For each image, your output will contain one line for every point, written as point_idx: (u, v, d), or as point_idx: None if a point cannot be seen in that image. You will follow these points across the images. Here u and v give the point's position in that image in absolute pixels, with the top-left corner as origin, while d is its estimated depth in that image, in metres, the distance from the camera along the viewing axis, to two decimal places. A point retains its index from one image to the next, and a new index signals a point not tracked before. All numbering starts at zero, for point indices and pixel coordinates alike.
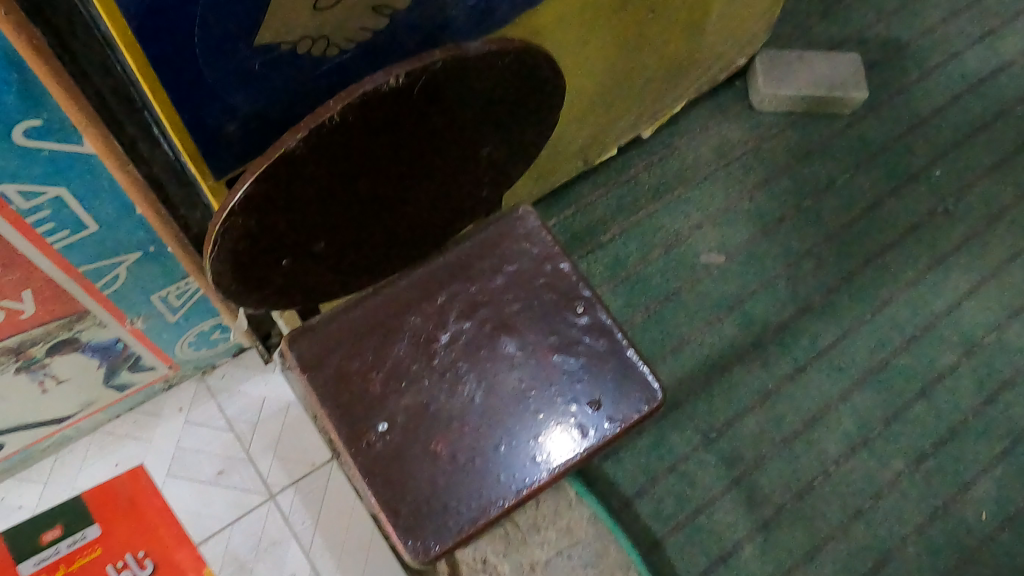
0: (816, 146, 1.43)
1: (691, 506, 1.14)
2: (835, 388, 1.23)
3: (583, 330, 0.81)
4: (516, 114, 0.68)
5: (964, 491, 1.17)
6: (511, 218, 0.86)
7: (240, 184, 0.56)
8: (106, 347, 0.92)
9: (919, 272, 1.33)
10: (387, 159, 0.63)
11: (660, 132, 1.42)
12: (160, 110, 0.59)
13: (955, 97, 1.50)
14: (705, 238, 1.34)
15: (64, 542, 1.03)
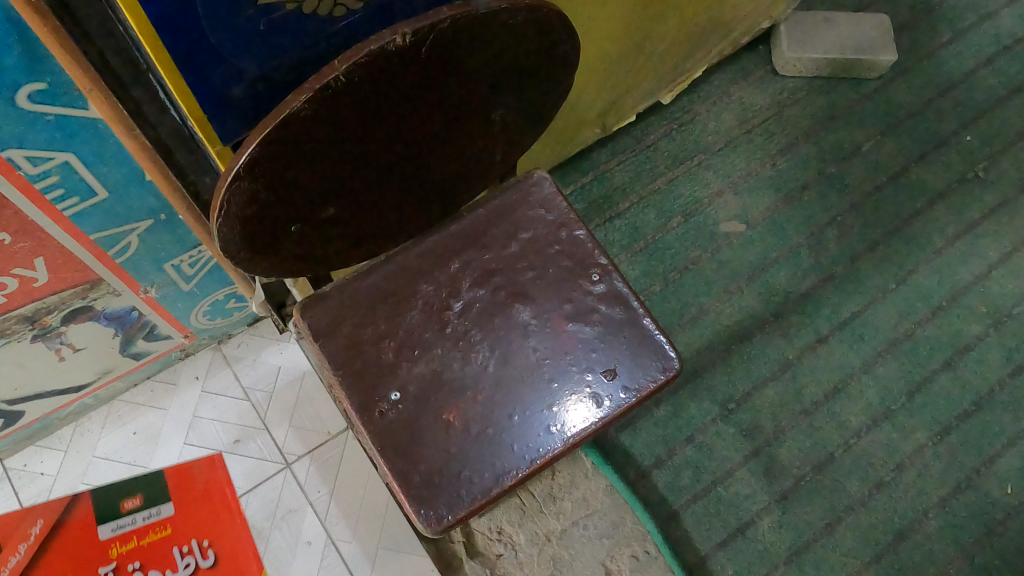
0: (841, 111, 1.39)
1: (708, 478, 1.13)
2: (858, 358, 1.21)
3: (598, 299, 0.80)
4: (529, 74, 0.67)
5: (989, 464, 1.15)
6: (525, 184, 0.84)
7: (245, 147, 0.55)
8: (121, 316, 0.92)
9: (947, 241, 1.30)
10: (398, 122, 0.62)
11: (681, 97, 1.39)
12: (164, 73, 0.58)
13: (988, 58, 1.45)
14: (725, 206, 1.31)
15: (140, 514, 1.07)
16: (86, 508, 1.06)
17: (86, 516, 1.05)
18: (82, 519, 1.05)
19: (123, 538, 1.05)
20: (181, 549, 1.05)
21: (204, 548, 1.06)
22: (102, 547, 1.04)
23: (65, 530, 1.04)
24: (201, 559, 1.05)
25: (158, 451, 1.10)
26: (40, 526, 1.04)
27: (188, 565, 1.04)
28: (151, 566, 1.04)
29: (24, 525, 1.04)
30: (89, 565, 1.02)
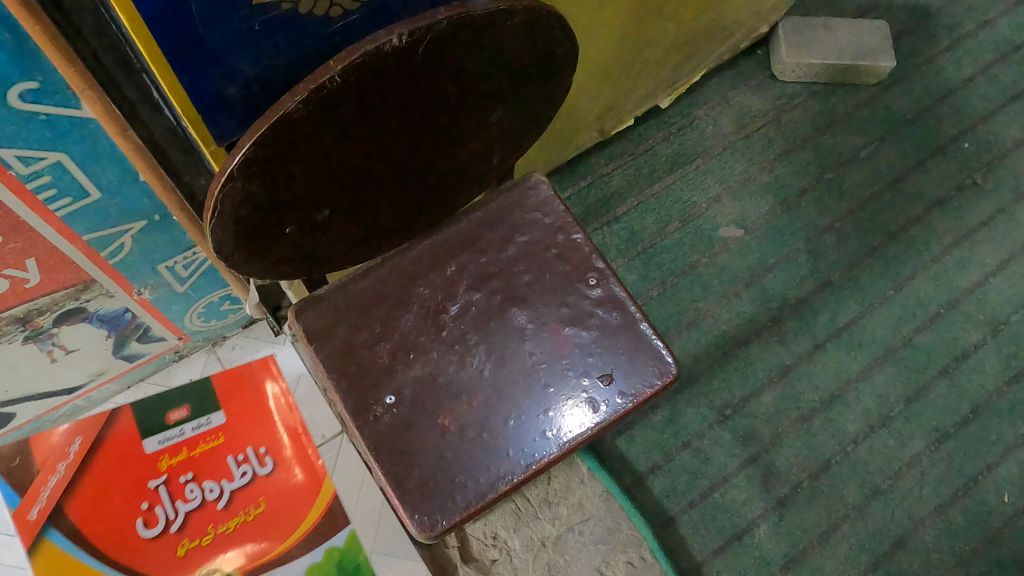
0: (840, 117, 1.39)
1: (705, 484, 1.12)
2: (855, 365, 1.21)
3: (595, 303, 0.79)
4: (527, 76, 0.66)
5: (986, 472, 1.15)
6: (523, 187, 0.84)
7: (239, 147, 0.54)
8: (114, 318, 0.91)
9: (945, 248, 1.30)
10: (394, 123, 0.62)
11: (679, 102, 1.39)
12: (158, 73, 0.57)
13: (986, 65, 1.45)
14: (723, 211, 1.31)
15: (188, 425, 0.88)
16: (133, 433, 0.86)
17: (130, 435, 0.86)
18: (129, 441, 0.86)
19: (170, 457, 0.86)
20: (226, 455, 0.87)
21: (254, 457, 0.88)
22: (149, 465, 0.85)
23: (104, 454, 0.85)
24: (255, 466, 0.87)
25: None
26: (79, 448, 0.84)
27: (239, 474, 0.86)
28: (205, 474, 0.86)
29: (50, 453, 0.84)
30: (146, 476, 0.85)
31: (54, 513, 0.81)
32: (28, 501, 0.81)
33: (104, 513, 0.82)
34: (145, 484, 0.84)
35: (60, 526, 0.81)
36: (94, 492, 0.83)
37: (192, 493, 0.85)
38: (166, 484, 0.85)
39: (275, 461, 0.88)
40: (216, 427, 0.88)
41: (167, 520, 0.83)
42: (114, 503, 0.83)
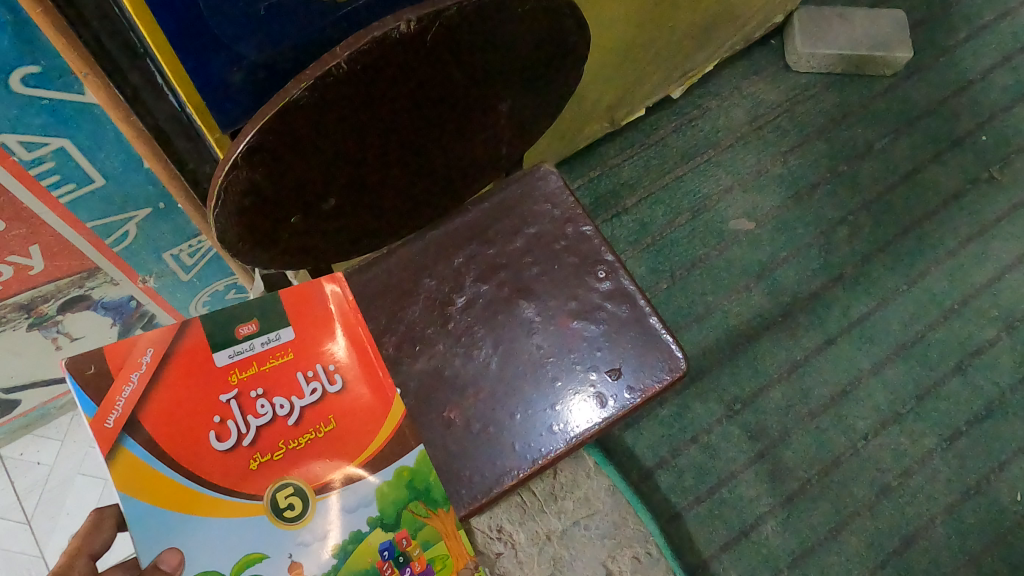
0: (855, 108, 1.37)
1: (713, 479, 1.11)
2: (866, 361, 1.19)
3: (604, 296, 0.78)
4: (537, 65, 0.65)
5: (998, 471, 1.13)
6: (532, 177, 0.83)
7: (243, 134, 0.53)
8: (119, 306, 0.90)
9: (960, 243, 1.28)
10: (403, 111, 0.60)
11: (691, 92, 1.37)
12: (160, 57, 0.57)
13: (1005, 57, 1.43)
14: (734, 204, 1.29)
15: None
16: (203, 335, 0.47)
17: (199, 346, 0.47)
18: (192, 353, 0.47)
19: (240, 371, 0.48)
20: (297, 370, 0.50)
21: (327, 371, 0.51)
22: (214, 380, 0.47)
23: (178, 364, 0.46)
24: (326, 385, 0.50)
25: None
26: (156, 358, 0.45)
27: (309, 395, 0.49)
28: (275, 387, 0.48)
29: (134, 354, 0.45)
30: (205, 393, 0.46)
31: (131, 422, 0.43)
32: (102, 410, 0.42)
33: (178, 422, 0.44)
34: (210, 394, 0.46)
35: (139, 435, 0.43)
36: (163, 394, 0.45)
37: (263, 409, 0.47)
38: (236, 400, 0.47)
39: (348, 383, 0.51)
40: (289, 347, 0.50)
41: (238, 437, 0.46)
42: (181, 405, 0.45)
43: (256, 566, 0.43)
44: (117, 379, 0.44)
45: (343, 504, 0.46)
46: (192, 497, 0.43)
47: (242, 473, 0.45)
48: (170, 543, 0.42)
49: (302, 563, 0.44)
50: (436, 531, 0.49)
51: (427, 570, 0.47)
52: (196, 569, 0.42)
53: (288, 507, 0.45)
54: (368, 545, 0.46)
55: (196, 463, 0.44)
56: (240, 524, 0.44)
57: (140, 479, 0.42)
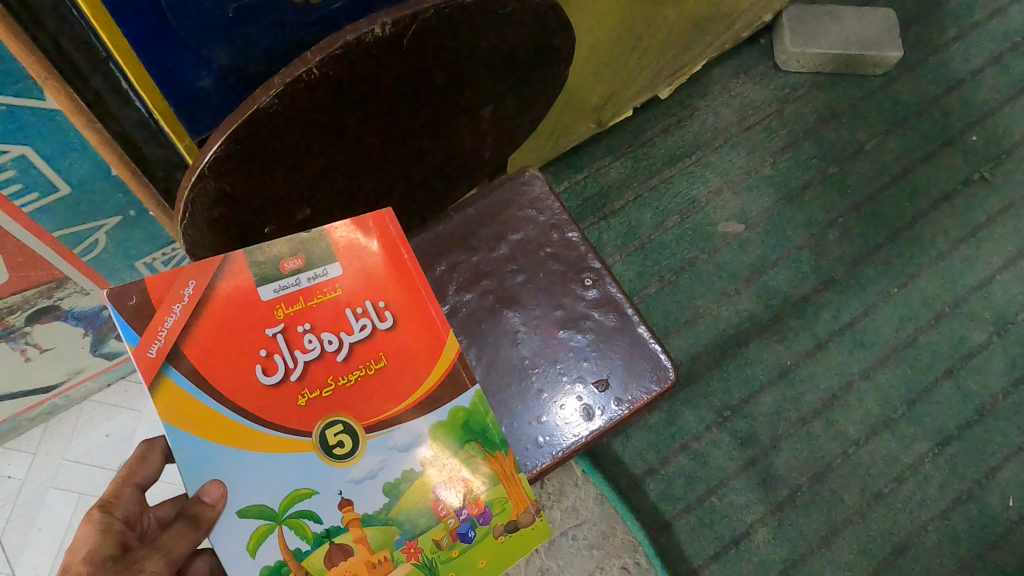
0: (844, 108, 1.36)
1: (703, 487, 1.09)
2: (857, 365, 1.18)
3: (591, 305, 0.76)
4: (520, 67, 0.63)
5: (990, 476, 1.12)
6: (516, 182, 0.81)
7: (210, 144, 0.50)
8: (90, 316, 0.87)
9: (951, 245, 1.26)
10: (382, 115, 0.58)
11: (679, 92, 1.35)
12: (124, 63, 0.55)
13: (995, 56, 1.42)
14: (723, 206, 1.27)
15: None
16: (248, 267, 0.43)
17: (243, 277, 0.43)
18: (235, 285, 0.43)
19: (287, 306, 0.44)
20: (347, 306, 0.46)
21: (377, 308, 0.48)
22: (259, 313, 0.44)
23: (222, 297, 0.42)
24: (377, 322, 0.47)
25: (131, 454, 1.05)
26: (200, 290, 0.42)
27: (359, 331, 0.46)
28: (323, 322, 0.45)
29: (175, 285, 0.41)
30: (251, 325, 0.43)
31: (175, 351, 0.40)
32: (145, 340, 0.39)
33: (222, 358, 0.42)
34: (256, 328, 0.43)
35: (183, 366, 0.40)
36: (207, 326, 0.42)
37: (311, 343, 0.45)
38: (283, 335, 0.44)
39: (400, 321, 0.48)
40: (339, 283, 0.46)
41: (286, 373, 0.44)
42: (225, 339, 0.42)
43: (305, 502, 0.42)
44: (159, 310, 0.40)
45: (395, 442, 0.46)
46: (240, 434, 0.41)
47: (290, 409, 0.43)
48: (215, 475, 0.41)
49: (352, 499, 0.43)
50: (493, 473, 0.49)
51: (484, 511, 0.47)
52: (241, 503, 0.41)
53: (338, 445, 0.44)
54: (423, 484, 0.46)
55: (242, 398, 0.42)
56: (287, 460, 0.42)
57: (183, 410, 0.40)
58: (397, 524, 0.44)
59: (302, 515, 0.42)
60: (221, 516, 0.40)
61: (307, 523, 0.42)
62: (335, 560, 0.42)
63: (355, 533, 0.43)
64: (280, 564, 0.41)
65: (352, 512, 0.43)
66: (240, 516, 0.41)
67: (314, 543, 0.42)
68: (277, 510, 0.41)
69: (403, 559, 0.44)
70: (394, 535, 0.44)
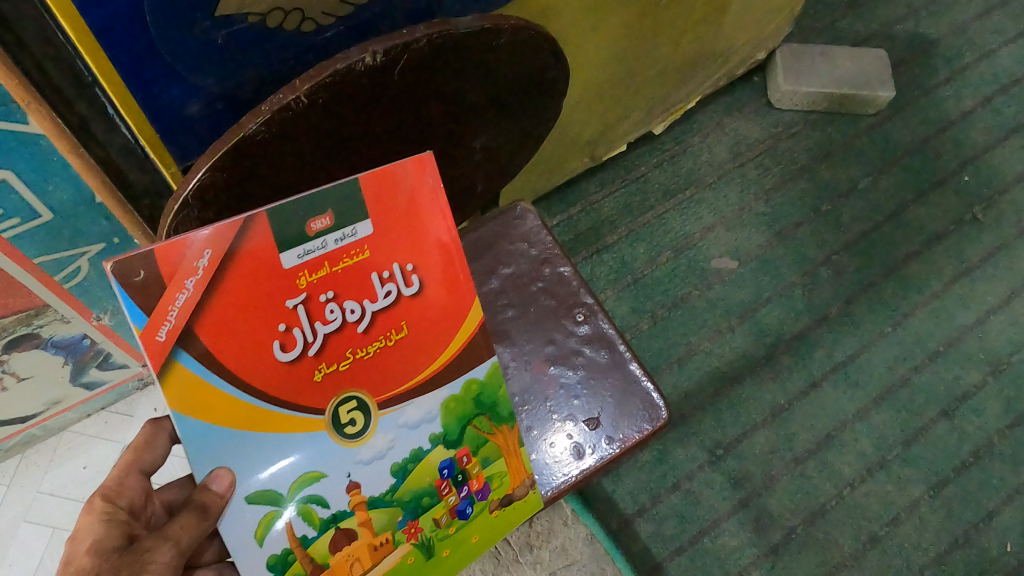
0: (837, 146, 1.36)
1: (695, 528, 1.07)
2: (852, 404, 1.16)
3: (582, 341, 0.75)
4: (512, 98, 0.62)
5: (987, 520, 1.10)
6: (508, 216, 0.80)
7: (194, 171, 0.49)
8: (71, 344, 0.86)
9: (944, 284, 1.26)
10: (373, 144, 0.57)
11: (673, 128, 1.35)
12: (109, 89, 0.54)
13: (987, 97, 1.43)
14: (716, 242, 1.27)
15: None
16: (270, 236, 0.42)
17: (264, 243, 0.42)
18: (254, 250, 0.42)
19: (311, 273, 0.44)
20: (372, 270, 0.47)
21: (403, 272, 0.48)
22: (282, 281, 0.43)
23: (241, 268, 0.42)
24: (402, 286, 0.48)
25: None
26: (216, 261, 0.41)
27: (382, 299, 0.47)
28: (347, 291, 0.46)
29: (187, 258, 0.40)
30: (273, 297, 0.43)
31: (185, 334, 0.41)
32: (153, 323, 0.39)
33: (235, 335, 0.42)
34: (277, 300, 0.43)
35: (193, 349, 0.41)
36: (223, 303, 0.42)
37: (332, 314, 0.45)
38: (305, 306, 0.44)
39: (423, 283, 0.49)
40: (365, 243, 0.46)
41: (305, 346, 0.45)
42: (242, 315, 0.42)
43: (313, 485, 0.46)
44: (169, 287, 0.40)
45: (405, 420, 0.49)
46: (253, 414, 0.44)
47: (306, 385, 0.45)
48: (225, 463, 0.44)
49: (360, 482, 0.48)
50: (496, 446, 0.55)
51: (482, 487, 0.54)
52: (249, 490, 0.45)
53: (349, 423, 0.47)
54: (428, 465, 0.51)
55: (258, 377, 0.43)
56: (300, 439, 0.46)
57: (193, 395, 0.42)
58: (400, 506, 0.50)
59: (310, 500, 0.46)
60: (230, 501, 0.44)
61: (314, 509, 0.47)
62: (340, 545, 0.48)
63: (360, 517, 0.49)
64: (286, 553, 0.46)
65: (359, 495, 0.48)
66: (250, 503, 0.45)
67: (320, 529, 0.47)
68: (286, 495, 0.46)
69: (403, 539, 0.51)
70: (396, 517, 0.50)
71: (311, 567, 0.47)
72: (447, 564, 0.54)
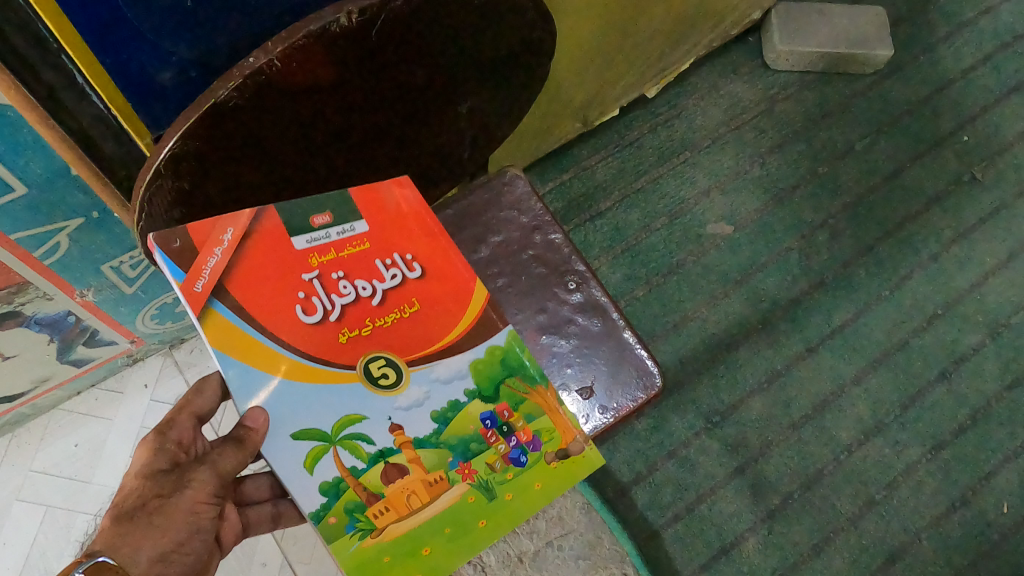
0: (834, 107, 1.34)
1: (691, 495, 1.07)
2: (849, 369, 1.15)
3: (574, 309, 0.74)
4: (497, 58, 0.60)
5: (984, 482, 1.10)
6: (498, 182, 0.78)
7: (165, 140, 0.47)
8: (55, 322, 0.84)
9: (943, 245, 1.24)
10: (354, 109, 0.55)
11: (667, 91, 1.32)
12: (74, 54, 0.51)
13: (986, 55, 1.40)
14: (711, 207, 1.25)
15: None
16: (280, 219, 0.49)
17: (276, 228, 0.49)
18: (272, 230, 0.49)
19: (321, 255, 0.51)
20: (376, 257, 0.53)
21: (405, 260, 0.55)
22: (296, 259, 0.50)
23: (259, 242, 0.48)
24: (406, 272, 0.54)
25: (102, 465, 1.02)
26: (238, 236, 0.47)
27: (390, 280, 0.53)
28: (355, 271, 0.52)
29: (215, 231, 0.46)
30: (290, 271, 0.49)
31: (218, 288, 0.46)
32: (191, 277, 0.45)
33: (262, 295, 0.47)
34: (295, 273, 0.49)
35: (226, 300, 0.46)
36: (246, 268, 0.47)
37: (346, 289, 0.51)
38: (320, 279, 0.50)
39: (427, 271, 0.55)
40: (364, 238, 0.53)
41: (325, 312, 0.50)
42: (265, 281, 0.48)
43: (355, 426, 0.49)
44: (201, 252, 0.46)
45: (437, 375, 0.53)
46: (285, 365, 0.47)
47: (332, 344, 0.49)
48: (259, 402, 0.47)
49: (401, 424, 0.51)
50: (535, 404, 0.58)
51: (532, 438, 0.57)
52: (295, 428, 0.47)
53: (382, 376, 0.51)
54: (469, 415, 0.54)
55: (288, 333, 0.48)
56: (336, 390, 0.49)
57: (231, 339, 0.46)
58: (449, 448, 0.53)
59: (354, 438, 0.49)
60: (267, 437, 0.47)
61: (359, 444, 0.49)
62: (393, 478, 0.50)
63: (408, 455, 0.51)
64: (337, 481, 0.48)
65: (403, 435, 0.50)
66: (297, 440, 0.47)
67: (369, 462, 0.49)
68: (330, 433, 0.48)
69: (459, 478, 0.53)
70: (446, 458, 0.52)
71: (366, 496, 0.49)
72: (513, 509, 0.54)
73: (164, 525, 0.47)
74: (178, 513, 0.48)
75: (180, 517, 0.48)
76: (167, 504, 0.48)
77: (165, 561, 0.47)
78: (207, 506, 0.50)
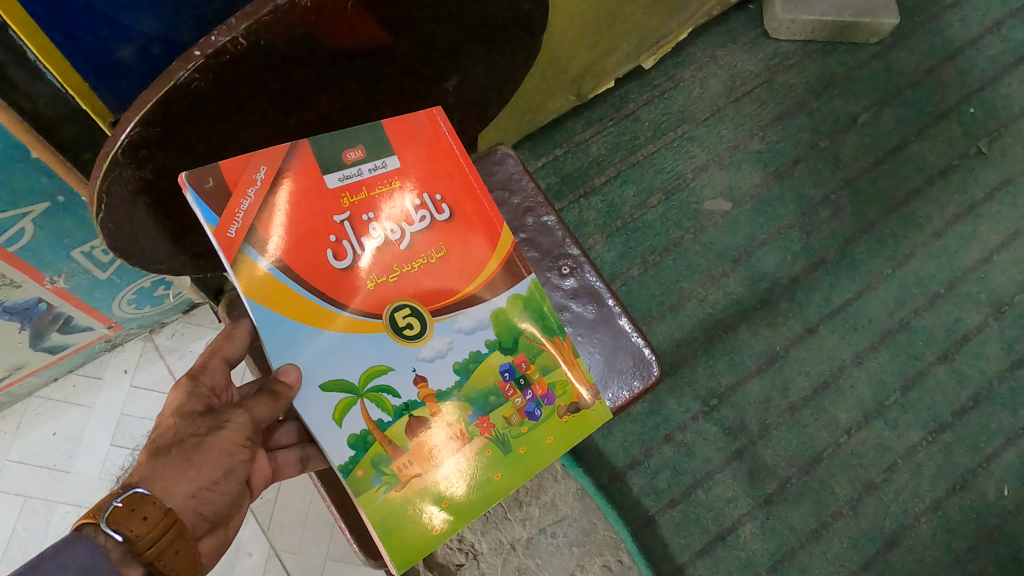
0: (836, 78, 1.29)
1: (687, 480, 1.04)
2: (849, 350, 1.13)
3: (568, 295, 0.70)
4: (483, 31, 0.55)
5: (985, 465, 1.08)
6: (488, 161, 0.74)
7: (121, 127, 0.43)
8: (26, 309, 0.81)
9: (946, 222, 1.21)
10: (332, 87, 0.51)
11: (663, 61, 1.27)
12: (21, 32, 0.47)
13: (995, 23, 1.35)
14: (709, 182, 1.21)
15: None
16: (312, 156, 0.47)
17: (308, 165, 0.47)
18: (304, 168, 0.47)
19: (352, 195, 0.49)
20: (406, 197, 0.51)
21: (434, 201, 0.52)
22: (328, 198, 0.48)
23: (291, 181, 0.46)
24: (435, 213, 0.52)
25: (81, 454, 0.99)
26: (271, 175, 0.46)
27: (419, 222, 0.51)
28: (386, 212, 0.50)
29: (248, 170, 0.45)
30: (321, 210, 0.47)
31: (250, 232, 0.45)
32: (224, 220, 0.44)
33: (294, 239, 0.46)
34: (326, 215, 0.47)
35: (257, 244, 0.45)
36: (278, 210, 0.46)
37: (376, 232, 0.49)
38: (351, 222, 0.48)
39: (456, 212, 0.53)
40: (396, 175, 0.51)
41: (355, 257, 0.48)
42: (297, 223, 0.46)
43: (381, 377, 0.48)
44: (234, 193, 0.44)
45: (461, 325, 0.52)
46: (315, 312, 0.47)
47: (360, 291, 0.48)
48: (292, 359, 0.46)
49: (425, 376, 0.50)
50: (553, 357, 0.56)
51: (547, 392, 0.55)
52: (324, 378, 0.47)
53: (407, 326, 0.49)
54: (489, 366, 0.53)
55: (319, 279, 0.47)
56: (367, 339, 0.48)
57: (263, 287, 0.45)
58: (470, 402, 0.52)
59: (381, 389, 0.48)
60: (300, 391, 0.46)
61: (386, 397, 0.49)
62: (416, 431, 0.49)
63: (432, 408, 0.50)
64: (365, 434, 0.48)
65: (426, 388, 0.50)
66: (324, 391, 0.47)
67: (395, 415, 0.49)
68: (357, 384, 0.48)
69: (477, 432, 0.51)
70: (468, 412, 0.51)
71: (392, 449, 0.48)
72: (527, 463, 0.53)
73: (200, 462, 0.45)
74: (214, 451, 0.46)
75: (217, 456, 0.46)
76: (205, 442, 0.46)
77: (199, 500, 0.44)
78: (241, 449, 0.47)
